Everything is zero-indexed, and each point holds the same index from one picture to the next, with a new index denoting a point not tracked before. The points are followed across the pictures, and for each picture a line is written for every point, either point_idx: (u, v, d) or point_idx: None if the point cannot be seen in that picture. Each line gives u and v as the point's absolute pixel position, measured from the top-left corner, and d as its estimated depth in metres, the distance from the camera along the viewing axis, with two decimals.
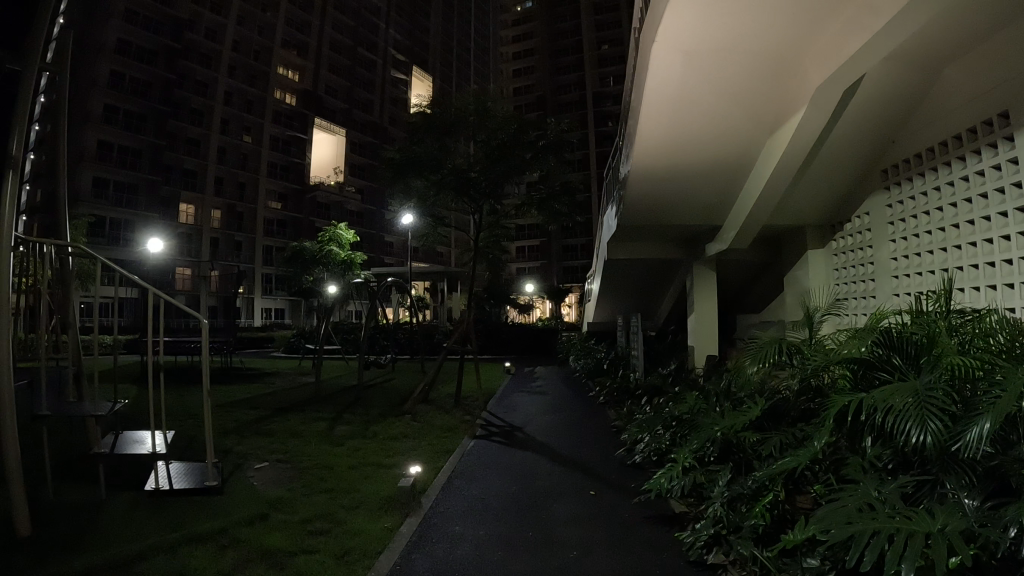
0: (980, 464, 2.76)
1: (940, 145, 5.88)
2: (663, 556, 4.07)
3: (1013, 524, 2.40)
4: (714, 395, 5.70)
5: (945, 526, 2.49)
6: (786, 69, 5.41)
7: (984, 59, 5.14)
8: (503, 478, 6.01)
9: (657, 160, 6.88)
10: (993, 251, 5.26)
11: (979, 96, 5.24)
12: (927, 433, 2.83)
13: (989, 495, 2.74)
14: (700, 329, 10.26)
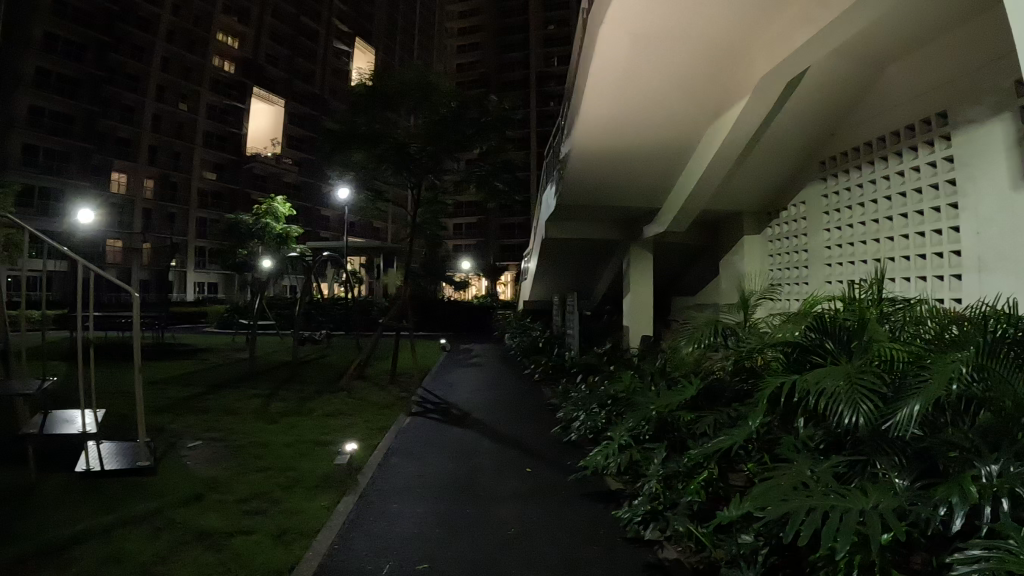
0: (910, 447, 2.85)
1: (877, 139, 6.03)
2: (600, 533, 4.14)
3: (943, 503, 2.49)
4: (649, 374, 5.80)
5: (879, 503, 2.56)
6: (731, 59, 5.48)
7: (926, 58, 5.26)
8: (440, 455, 6.02)
9: (600, 142, 6.92)
10: (924, 243, 5.43)
11: (917, 95, 5.40)
12: (858, 415, 2.89)
13: (918, 476, 2.84)
14: (635, 309, 10.37)
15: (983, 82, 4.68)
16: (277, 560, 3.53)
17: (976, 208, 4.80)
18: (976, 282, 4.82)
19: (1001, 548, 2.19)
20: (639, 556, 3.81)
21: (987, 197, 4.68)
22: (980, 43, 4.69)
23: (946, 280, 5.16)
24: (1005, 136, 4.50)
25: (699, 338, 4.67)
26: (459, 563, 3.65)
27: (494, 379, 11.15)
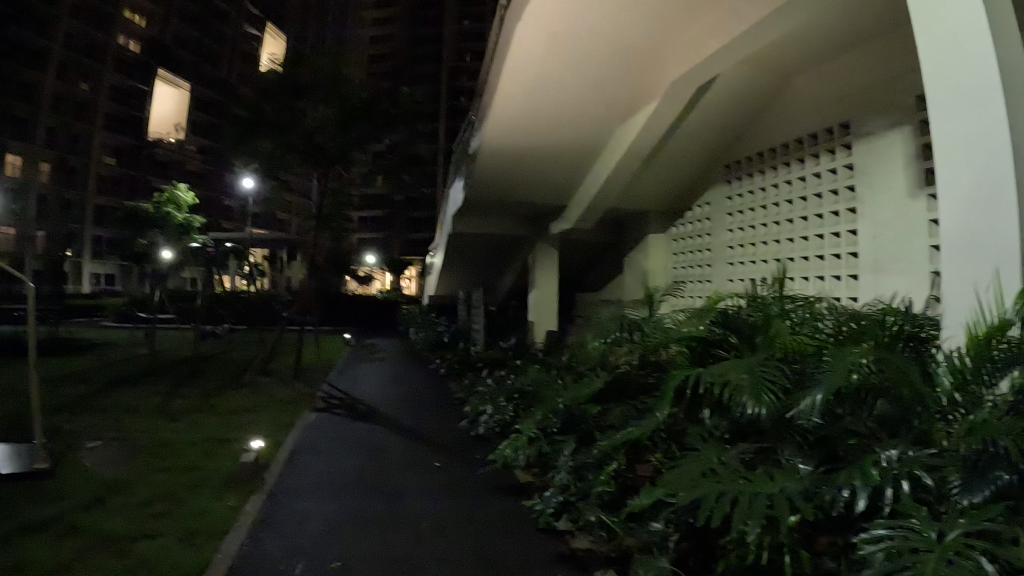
0: (811, 435, 2.96)
1: (780, 145, 6.24)
2: (510, 524, 4.19)
3: (846, 487, 2.59)
4: (555, 367, 5.87)
5: (785, 487, 2.66)
6: (648, 64, 5.58)
7: (831, 69, 5.46)
8: (347, 451, 5.95)
9: (511, 138, 6.91)
10: (823, 246, 5.65)
11: (821, 105, 5.61)
12: (763, 405, 2.99)
13: (821, 462, 2.95)
14: (541, 304, 10.47)
15: (887, 95, 4.90)
16: (186, 564, 3.43)
17: (874, 212, 5.03)
18: (871, 282, 5.06)
19: (904, 529, 2.30)
20: (551, 549, 3.86)
21: (884, 201, 4.91)
22: (884, 57, 4.91)
23: (843, 279, 5.39)
24: (904, 144, 4.73)
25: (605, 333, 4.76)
26: (373, 560, 3.63)
27: (402, 373, 11.10)
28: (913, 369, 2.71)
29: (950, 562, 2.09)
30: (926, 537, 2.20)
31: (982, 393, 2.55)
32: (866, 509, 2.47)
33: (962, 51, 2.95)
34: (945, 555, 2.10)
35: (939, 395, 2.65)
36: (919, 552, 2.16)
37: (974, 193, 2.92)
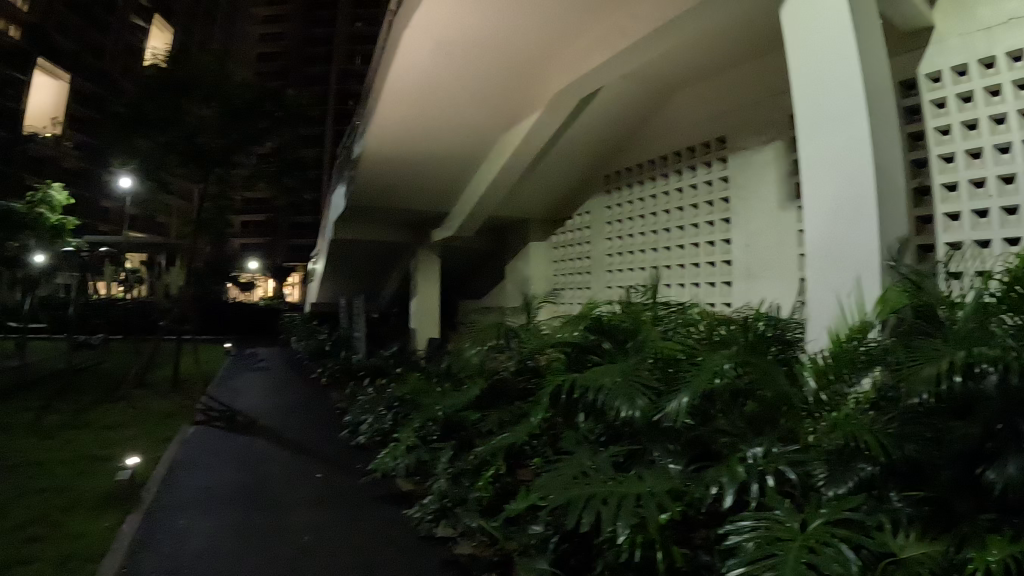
0: (682, 436, 3.03)
1: (660, 158, 6.43)
2: (389, 534, 4.12)
3: (714, 484, 2.67)
4: (435, 375, 5.80)
5: (652, 487, 2.69)
6: (536, 73, 5.57)
7: (708, 88, 5.68)
8: (227, 465, 5.72)
9: (396, 143, 6.78)
10: (698, 254, 5.84)
11: (699, 121, 5.83)
12: (634, 410, 3.01)
13: (691, 461, 3.03)
14: (423, 312, 10.40)
15: (760, 113, 5.13)
16: None
17: (746, 222, 5.24)
18: (743, 288, 5.26)
19: (770, 521, 2.35)
20: (433, 556, 3.80)
21: (756, 212, 5.12)
22: (759, 77, 5.14)
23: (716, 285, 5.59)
24: (776, 160, 4.97)
25: (482, 340, 4.80)
26: None
27: (282, 383, 10.82)
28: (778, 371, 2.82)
29: (812, 551, 2.15)
30: (789, 528, 2.25)
31: (843, 391, 2.70)
32: (734, 503, 2.51)
33: (832, 74, 3.13)
34: (808, 544, 2.15)
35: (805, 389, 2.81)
36: (783, 541, 2.20)
37: (840, 208, 3.11)
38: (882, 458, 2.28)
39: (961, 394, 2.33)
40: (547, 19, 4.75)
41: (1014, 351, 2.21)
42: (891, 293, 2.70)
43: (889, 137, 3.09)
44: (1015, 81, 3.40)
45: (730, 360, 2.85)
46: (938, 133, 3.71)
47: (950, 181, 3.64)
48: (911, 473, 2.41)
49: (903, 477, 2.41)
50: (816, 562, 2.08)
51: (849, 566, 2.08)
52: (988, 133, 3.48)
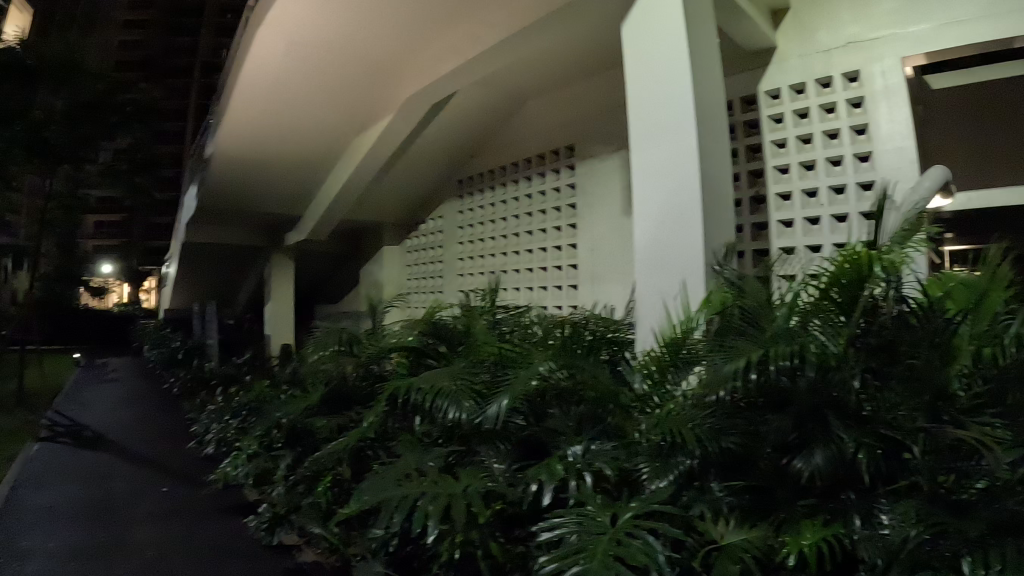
0: (512, 434, 2.54)
1: (512, 165, 6.42)
2: (234, 548, 3.82)
3: (537, 480, 2.20)
4: (276, 379, 5.39)
5: (467, 486, 2.26)
6: (395, 76, 5.30)
7: (559, 100, 5.68)
8: (71, 482, 5.26)
9: (243, 146, 6.30)
10: (546, 258, 5.83)
11: (550, 129, 5.83)
12: (461, 410, 2.54)
13: (522, 460, 2.53)
14: (276, 316, 9.91)
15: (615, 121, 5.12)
16: None
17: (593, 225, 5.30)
18: (590, 290, 5.31)
19: (581, 518, 1.95)
20: (275, 566, 3.59)
21: (603, 216, 5.22)
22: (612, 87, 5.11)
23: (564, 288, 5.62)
24: (622, 168, 5.04)
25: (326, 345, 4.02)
26: None
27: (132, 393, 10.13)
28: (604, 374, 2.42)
29: (620, 544, 1.81)
30: (601, 522, 1.90)
31: (670, 395, 2.28)
32: (549, 503, 2.12)
33: (674, 66, 2.89)
34: (616, 536, 1.81)
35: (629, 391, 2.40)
36: (591, 534, 1.85)
37: (671, 210, 2.87)
38: (698, 452, 1.95)
39: (775, 385, 1.98)
40: (378, 20, 4.51)
41: (836, 355, 1.92)
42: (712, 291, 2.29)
43: (721, 143, 2.93)
44: (849, 99, 3.58)
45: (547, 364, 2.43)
46: (774, 144, 3.80)
47: (785, 191, 3.74)
48: (734, 462, 2.04)
49: (726, 466, 2.03)
50: (626, 555, 1.75)
51: (658, 561, 1.76)
52: (822, 146, 3.64)
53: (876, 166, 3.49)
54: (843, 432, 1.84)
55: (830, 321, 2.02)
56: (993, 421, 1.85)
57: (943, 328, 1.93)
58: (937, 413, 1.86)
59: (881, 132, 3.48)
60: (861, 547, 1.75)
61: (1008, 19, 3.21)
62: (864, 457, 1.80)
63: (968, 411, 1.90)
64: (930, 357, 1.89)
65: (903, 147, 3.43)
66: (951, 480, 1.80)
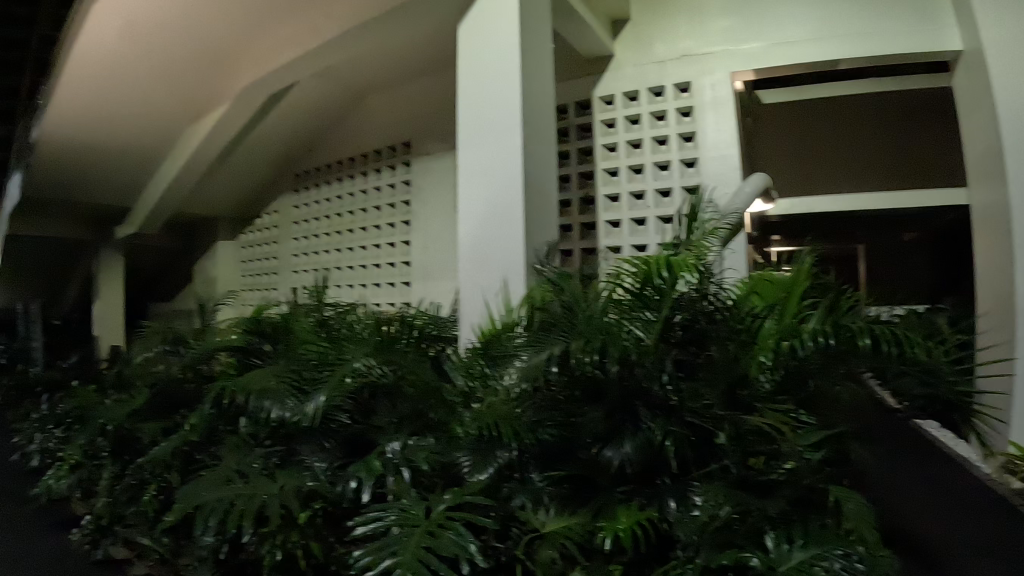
0: (340, 431, 2.15)
1: (348, 159, 4.84)
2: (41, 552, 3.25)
3: (356, 477, 1.93)
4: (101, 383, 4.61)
5: (284, 485, 1.93)
6: (262, 66, 3.88)
7: (388, 104, 4.48)
8: None
9: (63, 152, 4.56)
10: (388, 254, 4.44)
11: (403, 120, 4.40)
12: (282, 409, 2.07)
13: (347, 461, 2.15)
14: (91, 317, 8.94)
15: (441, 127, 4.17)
16: None
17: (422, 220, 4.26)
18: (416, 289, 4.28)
19: (397, 509, 1.71)
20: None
21: (434, 211, 4.19)
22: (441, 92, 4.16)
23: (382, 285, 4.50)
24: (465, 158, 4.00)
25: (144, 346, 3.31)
26: None
27: None
28: (422, 365, 2.10)
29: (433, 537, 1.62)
30: (413, 514, 1.69)
31: (494, 384, 1.96)
32: (365, 501, 1.84)
33: (486, 49, 2.45)
34: (429, 529, 1.61)
35: (450, 385, 2.07)
36: (402, 529, 1.64)
37: (489, 211, 2.38)
38: (516, 444, 1.78)
39: (587, 376, 1.77)
40: (180, 32, 3.49)
41: (645, 345, 1.74)
42: (536, 288, 2.02)
43: (545, 142, 2.53)
44: (679, 108, 3.18)
45: (364, 357, 2.07)
46: (604, 148, 3.32)
47: (613, 193, 3.27)
48: (555, 449, 1.85)
49: (544, 455, 1.86)
50: (438, 545, 1.56)
51: (472, 550, 1.58)
52: (650, 151, 3.22)
53: (701, 173, 3.14)
54: (652, 422, 1.69)
55: (645, 316, 1.80)
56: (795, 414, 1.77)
57: (750, 320, 1.83)
58: (737, 400, 1.71)
59: (707, 141, 3.12)
60: (675, 528, 1.57)
61: (836, 44, 3.03)
62: (672, 447, 1.66)
63: (768, 397, 1.79)
64: (732, 347, 1.74)
65: (726, 155, 3.10)
66: (760, 462, 1.66)
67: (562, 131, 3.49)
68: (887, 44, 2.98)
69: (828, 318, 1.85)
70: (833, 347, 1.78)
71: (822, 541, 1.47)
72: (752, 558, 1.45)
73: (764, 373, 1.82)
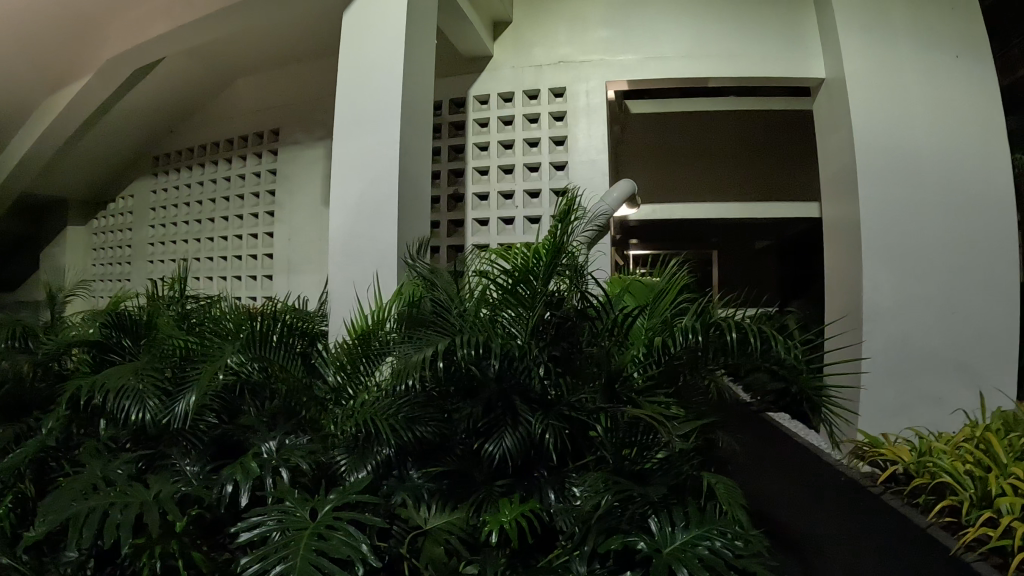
0: (211, 432, 2.07)
1: (201, 145, 4.23)
2: None
3: (230, 482, 1.82)
4: None
5: (158, 493, 1.79)
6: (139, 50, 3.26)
7: (254, 86, 3.98)
8: None
9: None
10: (250, 247, 3.91)
11: (274, 107, 3.93)
12: (143, 411, 2.00)
13: (215, 467, 2.05)
14: None
15: (312, 115, 3.79)
16: None
17: (291, 212, 3.79)
18: (280, 284, 3.78)
19: (278, 513, 1.64)
20: None
21: (306, 203, 3.74)
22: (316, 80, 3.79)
23: (242, 280, 3.93)
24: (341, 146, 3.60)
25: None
26: None
27: None
28: (293, 362, 2.05)
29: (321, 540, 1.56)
30: (297, 517, 1.62)
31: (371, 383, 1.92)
32: (244, 506, 1.75)
33: (364, 44, 2.41)
34: (317, 531, 1.55)
35: (321, 382, 2.04)
36: (289, 533, 1.56)
37: (361, 204, 2.32)
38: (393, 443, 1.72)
39: (463, 371, 1.76)
40: None
41: (519, 344, 1.74)
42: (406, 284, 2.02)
43: (421, 138, 2.49)
44: (552, 112, 3.19)
45: (234, 354, 1.95)
46: (476, 147, 3.26)
47: (482, 192, 3.22)
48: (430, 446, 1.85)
49: (421, 452, 1.84)
50: (329, 547, 1.51)
51: (364, 550, 1.53)
52: (521, 152, 3.20)
53: (569, 176, 3.15)
54: (532, 416, 1.68)
55: (518, 313, 1.79)
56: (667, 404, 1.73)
57: (622, 318, 1.83)
58: (615, 393, 1.72)
59: (578, 146, 3.14)
60: (558, 519, 1.60)
61: (706, 62, 3.17)
62: (552, 439, 1.65)
63: (643, 392, 1.77)
64: (610, 343, 1.80)
65: (595, 160, 3.14)
66: (632, 453, 1.68)
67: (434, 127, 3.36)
68: (759, 65, 3.16)
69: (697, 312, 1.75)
70: (698, 339, 1.72)
71: (703, 524, 1.52)
72: (638, 540, 1.49)
73: (637, 366, 1.80)
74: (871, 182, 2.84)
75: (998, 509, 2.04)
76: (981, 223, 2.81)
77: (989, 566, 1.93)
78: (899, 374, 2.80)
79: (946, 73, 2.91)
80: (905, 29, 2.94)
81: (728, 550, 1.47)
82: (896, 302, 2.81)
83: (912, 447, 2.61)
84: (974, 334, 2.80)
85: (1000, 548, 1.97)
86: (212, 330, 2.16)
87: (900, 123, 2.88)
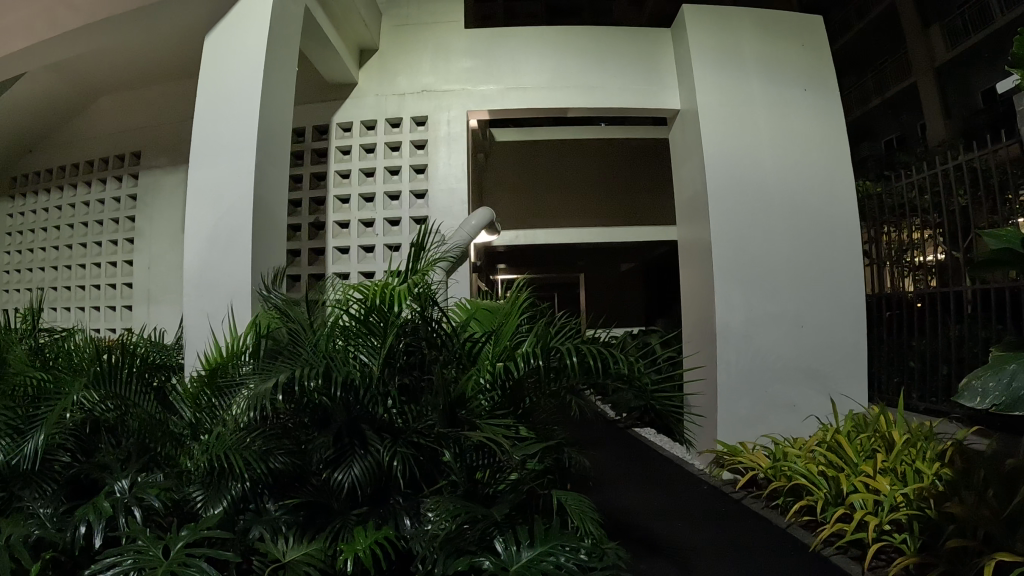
0: (60, 472, 2.02)
1: (60, 167, 4.11)
2: None
3: (85, 521, 1.79)
4: None
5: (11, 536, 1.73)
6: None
7: (117, 109, 3.92)
8: None
9: None
10: (110, 274, 3.81)
11: (137, 129, 3.87)
12: None
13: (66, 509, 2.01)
14: None
15: (179, 140, 3.75)
16: None
17: (152, 239, 3.74)
18: (139, 316, 3.72)
19: (132, 552, 1.63)
20: None
21: (167, 229, 3.72)
22: (178, 105, 3.76)
23: (100, 311, 3.79)
24: None
25: None
26: None
27: None
28: (146, 396, 2.03)
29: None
30: (151, 555, 1.62)
31: (223, 416, 1.92)
32: (97, 547, 1.74)
33: (223, 80, 2.43)
34: (171, 568, 1.55)
35: (176, 417, 2.02)
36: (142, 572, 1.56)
37: (218, 237, 2.34)
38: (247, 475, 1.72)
39: (316, 402, 1.80)
40: None
41: (368, 371, 1.76)
42: (262, 313, 2.00)
43: (277, 171, 2.52)
44: (414, 141, 3.26)
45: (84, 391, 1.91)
46: (338, 176, 3.26)
47: (343, 220, 3.22)
48: (286, 479, 1.86)
49: (279, 484, 1.85)
50: None
51: None
52: (382, 180, 3.24)
53: (429, 205, 3.21)
54: (379, 442, 1.71)
55: (367, 342, 1.81)
56: (513, 427, 1.79)
57: (469, 345, 1.86)
58: (456, 418, 1.75)
59: (438, 174, 3.21)
60: (414, 545, 1.62)
61: (564, 91, 3.29)
62: (400, 466, 1.69)
63: (487, 415, 1.82)
64: (455, 370, 1.83)
65: (454, 188, 3.22)
66: (486, 475, 1.74)
67: (296, 153, 3.35)
68: (614, 95, 3.31)
69: (536, 334, 1.82)
70: (537, 364, 1.78)
71: (547, 541, 1.59)
72: (484, 561, 1.53)
73: (484, 393, 1.83)
74: (720, 209, 2.98)
75: (852, 506, 2.19)
76: (824, 238, 3.02)
77: (851, 560, 2.09)
78: (755, 386, 2.95)
79: (793, 102, 3.12)
80: (753, 63, 3.13)
81: (573, 564, 1.54)
82: (746, 320, 2.96)
83: (768, 455, 2.77)
84: (823, 345, 2.99)
85: (857, 542, 2.13)
86: (64, 362, 2.09)
87: (747, 150, 3.04)
